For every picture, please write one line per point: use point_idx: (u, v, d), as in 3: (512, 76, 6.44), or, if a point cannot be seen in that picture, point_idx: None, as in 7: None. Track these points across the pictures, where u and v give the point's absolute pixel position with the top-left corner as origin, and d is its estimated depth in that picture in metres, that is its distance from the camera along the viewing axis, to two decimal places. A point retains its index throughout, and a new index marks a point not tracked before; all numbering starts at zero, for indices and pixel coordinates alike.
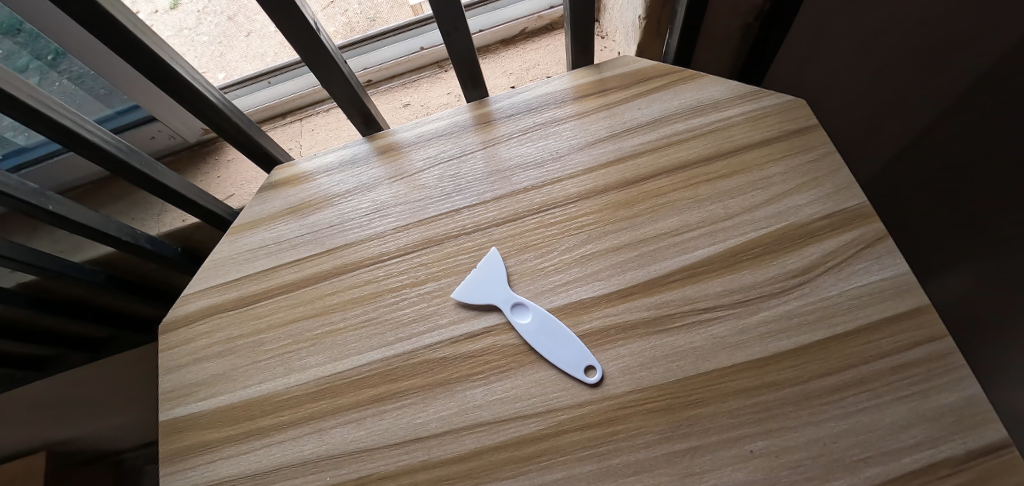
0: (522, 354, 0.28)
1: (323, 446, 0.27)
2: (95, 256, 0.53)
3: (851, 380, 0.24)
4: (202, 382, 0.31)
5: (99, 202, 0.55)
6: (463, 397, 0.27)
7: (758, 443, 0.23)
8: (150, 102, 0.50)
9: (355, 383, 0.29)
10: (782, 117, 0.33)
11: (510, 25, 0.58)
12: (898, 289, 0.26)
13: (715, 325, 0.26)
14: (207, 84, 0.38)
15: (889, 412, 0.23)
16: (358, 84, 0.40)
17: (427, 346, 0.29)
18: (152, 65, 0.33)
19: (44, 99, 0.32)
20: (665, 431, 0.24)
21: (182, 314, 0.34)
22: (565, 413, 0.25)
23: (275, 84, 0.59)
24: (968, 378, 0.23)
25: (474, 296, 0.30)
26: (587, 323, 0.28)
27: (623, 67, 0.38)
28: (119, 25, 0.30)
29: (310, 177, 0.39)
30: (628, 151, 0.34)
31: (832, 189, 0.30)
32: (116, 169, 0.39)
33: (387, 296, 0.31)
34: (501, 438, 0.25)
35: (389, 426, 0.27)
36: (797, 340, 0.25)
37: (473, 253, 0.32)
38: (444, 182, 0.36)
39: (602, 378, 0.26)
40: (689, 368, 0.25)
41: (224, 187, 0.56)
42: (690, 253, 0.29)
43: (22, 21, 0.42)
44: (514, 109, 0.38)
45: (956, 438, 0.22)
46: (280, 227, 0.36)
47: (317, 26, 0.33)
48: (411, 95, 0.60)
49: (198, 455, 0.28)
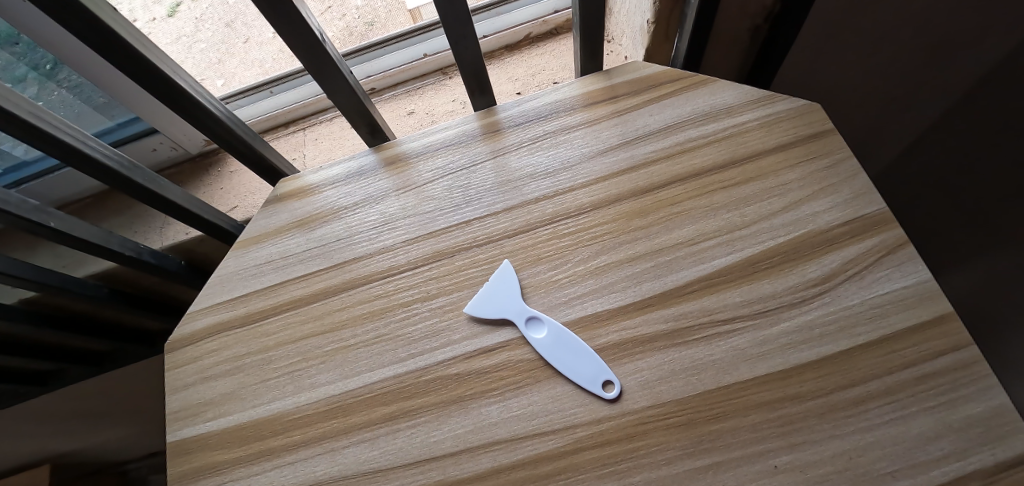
0: (538, 369, 0.27)
1: (335, 467, 0.26)
2: (97, 271, 0.53)
3: (876, 391, 0.23)
4: (210, 401, 0.30)
5: (100, 216, 0.54)
6: (478, 413, 0.26)
7: (782, 458, 0.22)
8: (152, 114, 0.50)
9: (366, 402, 0.28)
10: (796, 122, 0.33)
11: (515, 31, 0.57)
12: (921, 296, 0.25)
13: (735, 337, 0.26)
14: (210, 98, 0.37)
15: (916, 423, 0.22)
16: (364, 95, 0.39)
17: (440, 362, 0.28)
18: (157, 81, 0.33)
19: (46, 116, 0.32)
20: (687, 447, 0.23)
21: (188, 331, 0.33)
22: (584, 430, 0.25)
23: (278, 94, 0.59)
24: (996, 386, 0.22)
25: (486, 310, 0.29)
26: (604, 336, 0.27)
27: (633, 73, 0.38)
28: (121, 39, 0.30)
29: (316, 189, 0.38)
30: (640, 159, 0.33)
31: (850, 194, 0.29)
32: (119, 184, 0.38)
33: (398, 311, 0.31)
34: (518, 456, 0.24)
35: (402, 446, 0.26)
36: (820, 351, 0.25)
37: (484, 266, 0.31)
38: (453, 194, 0.35)
39: (620, 393, 0.25)
40: (709, 381, 0.25)
41: (227, 199, 0.56)
42: (707, 263, 0.28)
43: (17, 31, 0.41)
44: (523, 117, 0.38)
45: (985, 450, 0.21)
46: (287, 241, 0.36)
47: (322, 36, 0.33)
48: (415, 103, 0.59)
49: (205, 478, 0.28)
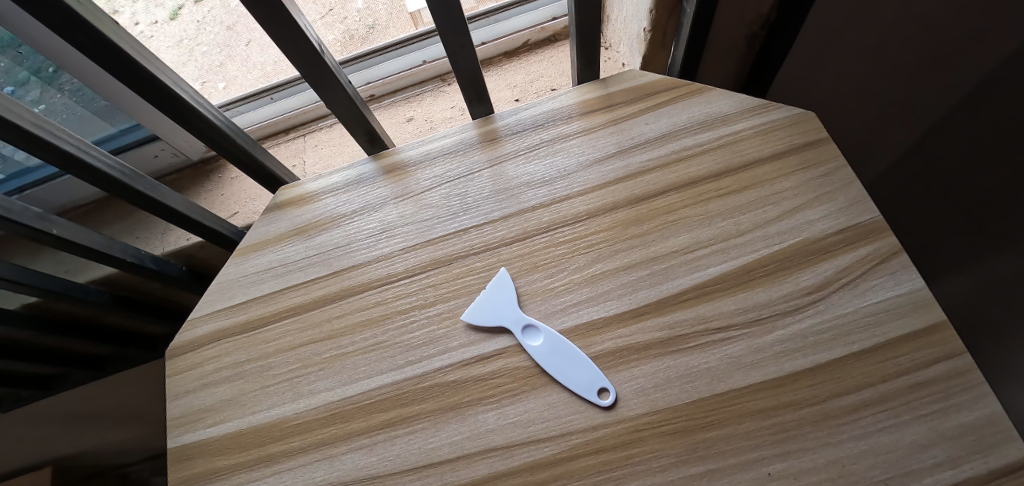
0: (534, 377, 0.27)
1: (333, 473, 0.27)
2: (99, 276, 0.53)
3: (869, 399, 0.23)
4: (211, 407, 0.31)
5: (102, 222, 0.55)
6: (475, 420, 0.26)
7: (776, 466, 0.22)
8: (153, 121, 0.50)
9: (364, 408, 0.28)
10: (791, 131, 0.33)
11: (513, 37, 0.57)
12: (914, 304, 0.25)
13: (730, 345, 0.26)
14: (211, 107, 0.38)
15: (909, 431, 0.22)
16: (363, 103, 0.40)
17: (437, 369, 0.29)
18: (158, 91, 0.33)
19: (49, 126, 0.32)
20: (681, 454, 0.23)
21: (189, 338, 0.34)
22: (579, 437, 0.25)
23: (278, 100, 0.59)
24: (989, 395, 0.22)
25: (483, 317, 0.29)
26: (600, 344, 0.28)
27: (629, 82, 0.38)
28: (122, 52, 0.30)
29: (315, 197, 0.38)
30: (636, 167, 0.33)
31: (844, 202, 0.29)
32: (121, 192, 0.38)
33: (396, 318, 0.31)
34: (514, 463, 0.25)
35: (400, 452, 0.26)
36: (814, 359, 0.25)
37: (482, 273, 0.32)
38: (451, 201, 0.35)
39: (615, 401, 0.25)
40: (704, 389, 0.25)
41: (228, 205, 0.56)
42: (702, 271, 0.29)
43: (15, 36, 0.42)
44: (520, 125, 0.38)
45: (977, 458, 0.21)
46: (287, 249, 0.36)
47: (320, 47, 0.33)
48: (414, 109, 0.60)
49: (205, 483, 0.28)
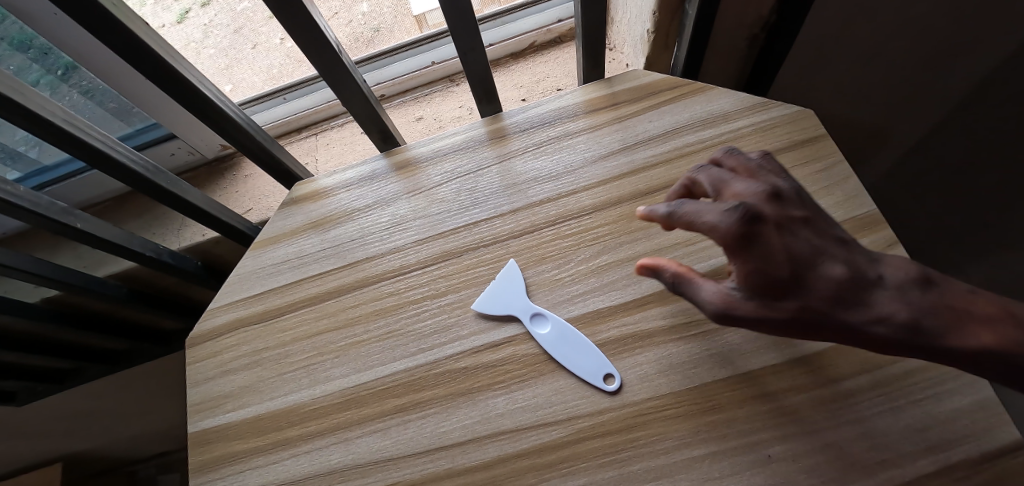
0: (543, 363, 0.28)
1: (349, 455, 0.28)
2: (116, 271, 0.55)
3: (865, 384, 0.24)
4: (229, 394, 0.32)
5: (119, 218, 0.56)
6: (486, 405, 0.28)
7: (775, 448, 0.23)
8: (170, 120, 0.52)
9: (378, 394, 0.29)
10: (790, 128, 0.34)
11: (520, 39, 0.59)
12: None
13: (731, 333, 0.27)
14: (231, 105, 0.39)
15: (902, 415, 0.23)
16: (377, 102, 0.41)
17: (449, 356, 0.30)
18: (182, 89, 0.35)
19: (78, 123, 0.33)
20: (684, 437, 0.24)
21: (208, 327, 0.35)
22: (586, 420, 0.26)
23: (290, 100, 0.61)
24: (981, 381, 0.23)
25: (493, 307, 0.30)
26: (605, 332, 0.29)
27: (634, 81, 0.39)
28: (151, 51, 0.31)
29: (330, 192, 0.40)
30: (641, 163, 0.35)
31: (841, 196, 0.30)
32: (142, 187, 0.40)
33: (409, 308, 0.32)
34: (523, 446, 0.26)
35: (413, 436, 0.28)
36: (812, 346, 0.26)
37: (491, 265, 0.33)
38: (461, 196, 0.37)
39: (620, 386, 0.27)
40: (706, 375, 0.26)
41: (242, 201, 0.58)
42: (704, 263, 0.30)
43: (33, 36, 0.43)
44: (528, 123, 0.39)
45: (970, 441, 0.22)
46: (302, 242, 0.37)
47: (337, 46, 0.34)
48: (423, 109, 0.61)
49: (225, 467, 0.29)
